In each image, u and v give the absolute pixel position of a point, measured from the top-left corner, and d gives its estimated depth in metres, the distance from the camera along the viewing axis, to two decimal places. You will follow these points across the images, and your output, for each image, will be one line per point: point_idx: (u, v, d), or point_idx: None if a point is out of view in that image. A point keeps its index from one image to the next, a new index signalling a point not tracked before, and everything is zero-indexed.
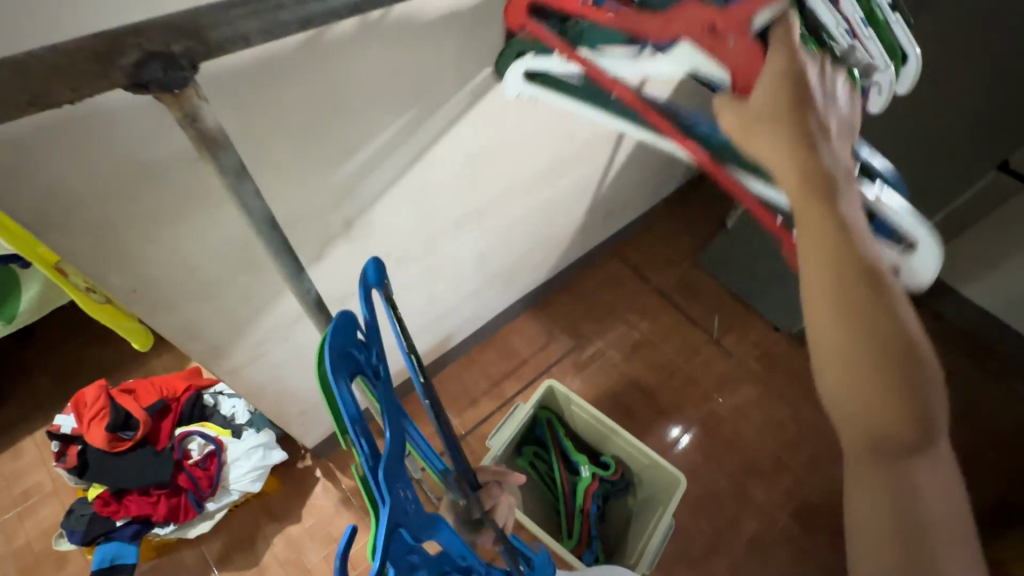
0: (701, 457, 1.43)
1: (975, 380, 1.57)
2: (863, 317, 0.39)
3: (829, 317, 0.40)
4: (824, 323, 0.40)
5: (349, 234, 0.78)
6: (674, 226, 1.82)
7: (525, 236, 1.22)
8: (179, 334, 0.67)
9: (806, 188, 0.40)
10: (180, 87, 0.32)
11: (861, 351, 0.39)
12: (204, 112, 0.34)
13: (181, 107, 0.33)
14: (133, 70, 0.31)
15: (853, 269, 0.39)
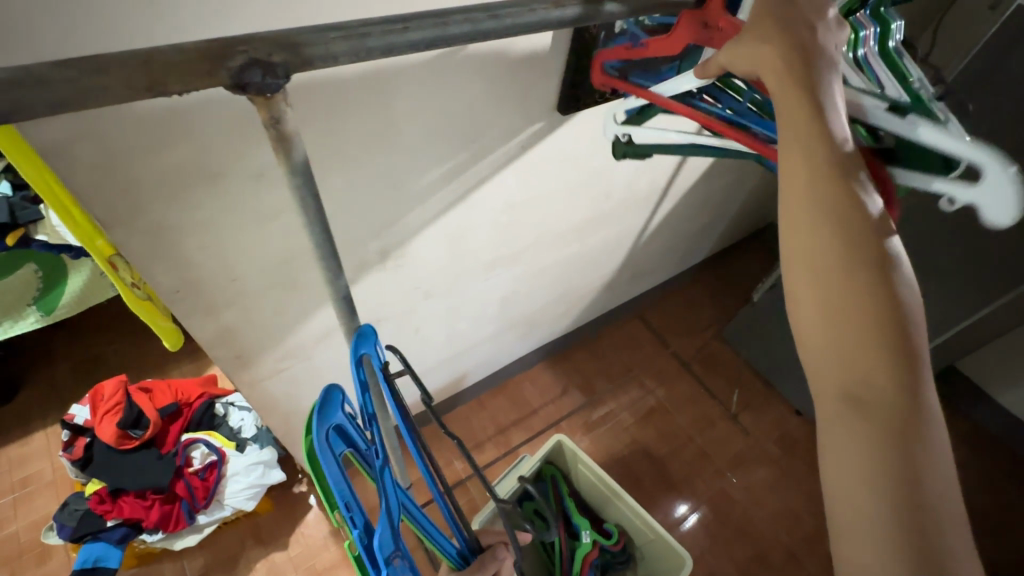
0: (707, 538, 1.36)
1: (1008, 494, 1.48)
2: (850, 248, 0.37)
3: (812, 242, 0.37)
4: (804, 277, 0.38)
5: (385, 263, 0.80)
6: (699, 295, 1.81)
7: (551, 288, 1.23)
8: (209, 339, 0.69)
9: (798, 96, 0.38)
10: (272, 93, 0.28)
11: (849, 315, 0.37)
12: (288, 118, 0.30)
13: (268, 107, 0.29)
14: (236, 71, 0.27)
15: (840, 194, 0.37)
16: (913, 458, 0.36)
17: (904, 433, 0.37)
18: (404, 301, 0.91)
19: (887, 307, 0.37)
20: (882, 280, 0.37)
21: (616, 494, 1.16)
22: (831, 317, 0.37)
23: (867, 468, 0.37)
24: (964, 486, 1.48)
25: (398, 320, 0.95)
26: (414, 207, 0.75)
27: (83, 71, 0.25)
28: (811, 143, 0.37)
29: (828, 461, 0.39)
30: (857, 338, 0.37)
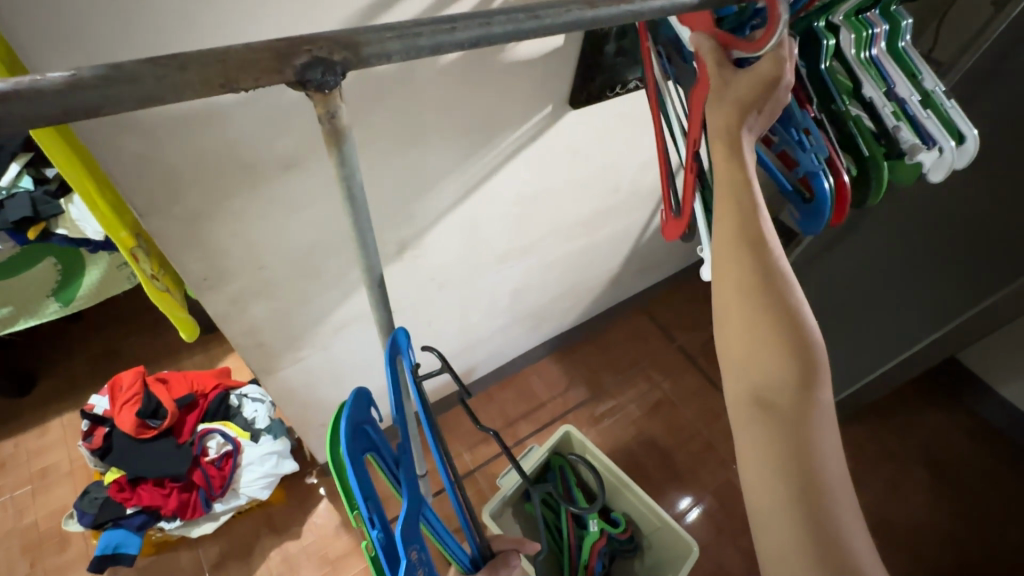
0: (714, 528, 1.38)
1: (1011, 485, 1.49)
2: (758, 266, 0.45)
3: (740, 273, 0.46)
4: (733, 305, 0.46)
5: (401, 256, 0.82)
6: (703, 289, 1.83)
7: (560, 280, 1.25)
8: (234, 329, 0.71)
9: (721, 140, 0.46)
10: (330, 90, 0.31)
11: (759, 336, 0.45)
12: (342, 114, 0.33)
13: (326, 105, 0.32)
14: (299, 71, 0.30)
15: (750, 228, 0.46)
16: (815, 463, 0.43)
17: (806, 440, 0.44)
18: (418, 293, 0.93)
19: (795, 335, 0.44)
20: (789, 312, 0.45)
21: (623, 483, 1.18)
22: (749, 341, 0.46)
23: (777, 468, 0.44)
24: (966, 478, 1.50)
25: (412, 312, 0.97)
26: (431, 199, 0.76)
27: (166, 68, 0.27)
28: (735, 197, 0.46)
29: (749, 461, 0.45)
30: (769, 355, 0.44)
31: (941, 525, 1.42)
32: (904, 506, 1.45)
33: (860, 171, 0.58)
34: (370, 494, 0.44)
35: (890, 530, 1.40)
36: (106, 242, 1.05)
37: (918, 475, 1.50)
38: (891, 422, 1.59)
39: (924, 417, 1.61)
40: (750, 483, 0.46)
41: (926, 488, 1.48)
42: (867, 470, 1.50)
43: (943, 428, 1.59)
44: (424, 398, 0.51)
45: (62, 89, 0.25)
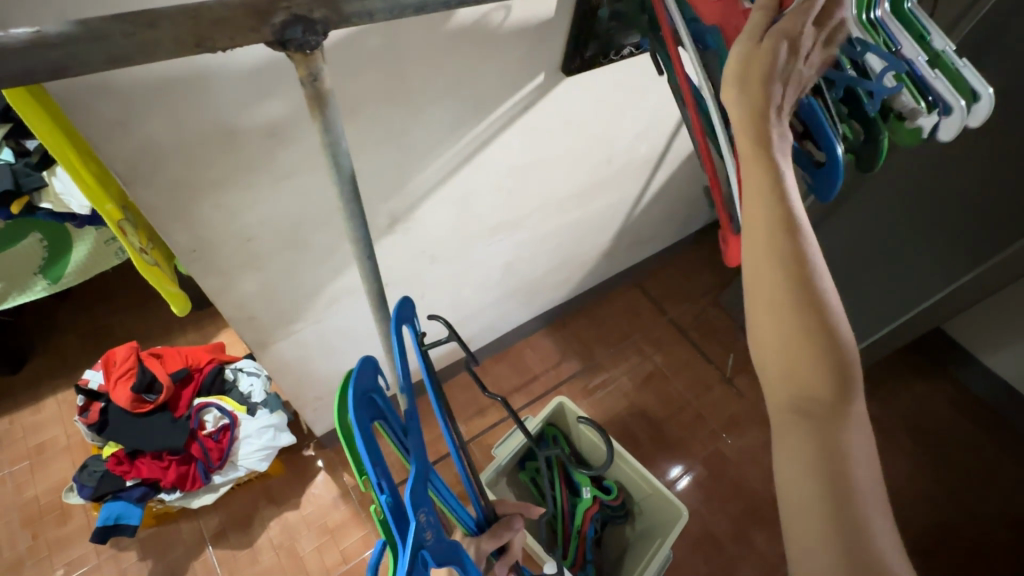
0: (703, 494, 1.42)
1: (988, 451, 1.54)
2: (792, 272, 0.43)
3: (775, 282, 0.43)
4: (766, 316, 0.44)
5: (392, 230, 0.82)
6: (696, 262, 1.84)
7: (553, 254, 1.25)
8: (225, 303, 0.71)
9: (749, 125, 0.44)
10: (311, 49, 0.34)
11: (796, 346, 0.43)
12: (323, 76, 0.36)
13: (308, 67, 0.35)
14: (279, 28, 0.33)
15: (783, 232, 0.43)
16: (848, 469, 0.44)
17: (839, 448, 0.44)
18: (411, 267, 0.93)
19: (832, 349, 0.43)
20: (825, 326, 0.43)
21: (615, 452, 1.21)
22: (787, 357, 0.44)
23: (815, 479, 0.44)
24: (945, 444, 1.55)
25: (405, 286, 0.97)
26: (421, 171, 0.76)
27: (138, 26, 0.30)
28: (770, 214, 0.43)
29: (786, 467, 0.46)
30: (806, 371, 0.43)
31: (920, 490, 1.47)
32: (886, 472, 1.50)
33: (869, 135, 0.57)
34: (378, 460, 0.44)
35: None
36: (92, 217, 1.03)
37: (900, 443, 1.55)
38: (876, 391, 1.63)
39: (908, 387, 1.65)
40: (786, 485, 0.46)
41: (908, 454, 1.53)
42: None
43: (926, 397, 1.63)
44: (430, 363, 0.52)
45: (29, 44, 0.28)
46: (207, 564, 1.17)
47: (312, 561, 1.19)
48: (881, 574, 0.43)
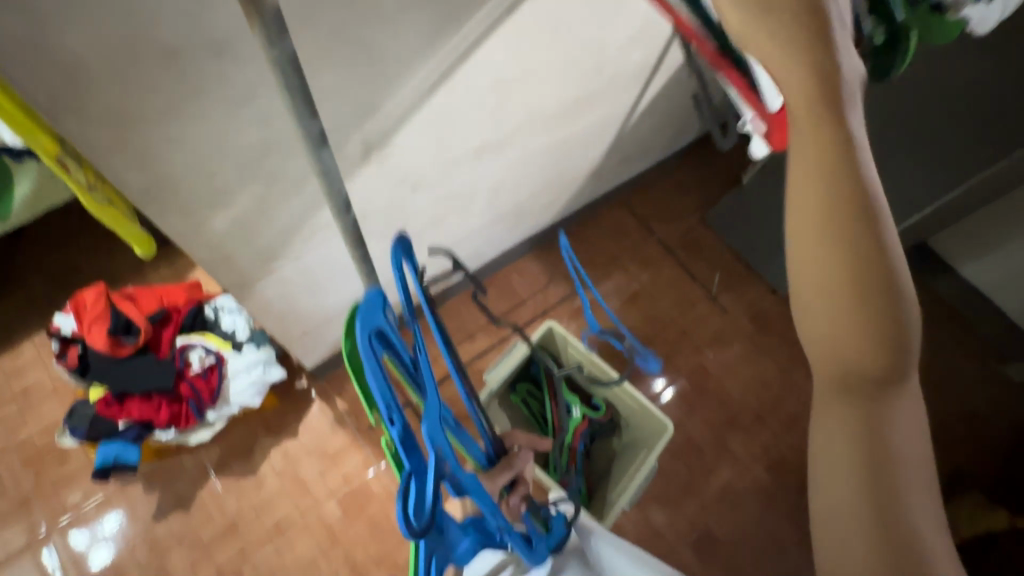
0: (686, 406, 1.49)
1: (955, 354, 1.62)
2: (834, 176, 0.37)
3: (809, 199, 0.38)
4: (808, 232, 0.38)
5: (368, 159, 0.75)
6: (685, 179, 1.78)
7: (539, 176, 1.19)
8: (193, 245, 0.67)
9: None
10: None
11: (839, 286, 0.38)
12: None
13: None
14: None
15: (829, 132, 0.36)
16: (889, 442, 0.40)
17: (883, 431, 0.40)
18: (391, 197, 0.87)
19: (880, 299, 0.38)
20: (886, 285, 0.38)
21: (602, 373, 1.24)
22: (832, 322, 0.38)
23: (849, 445, 0.41)
24: (915, 350, 1.62)
25: (385, 216, 0.91)
26: (396, 89, 0.67)
27: None
28: (825, 150, 0.36)
29: (821, 440, 0.43)
30: (852, 332, 0.38)
31: None
32: None
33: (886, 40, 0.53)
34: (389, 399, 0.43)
35: None
36: (29, 150, 0.93)
37: None
38: None
39: None
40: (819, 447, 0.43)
41: None
42: None
43: None
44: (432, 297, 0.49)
45: None
46: (213, 492, 1.22)
47: (315, 484, 1.24)
48: (914, 549, 0.40)
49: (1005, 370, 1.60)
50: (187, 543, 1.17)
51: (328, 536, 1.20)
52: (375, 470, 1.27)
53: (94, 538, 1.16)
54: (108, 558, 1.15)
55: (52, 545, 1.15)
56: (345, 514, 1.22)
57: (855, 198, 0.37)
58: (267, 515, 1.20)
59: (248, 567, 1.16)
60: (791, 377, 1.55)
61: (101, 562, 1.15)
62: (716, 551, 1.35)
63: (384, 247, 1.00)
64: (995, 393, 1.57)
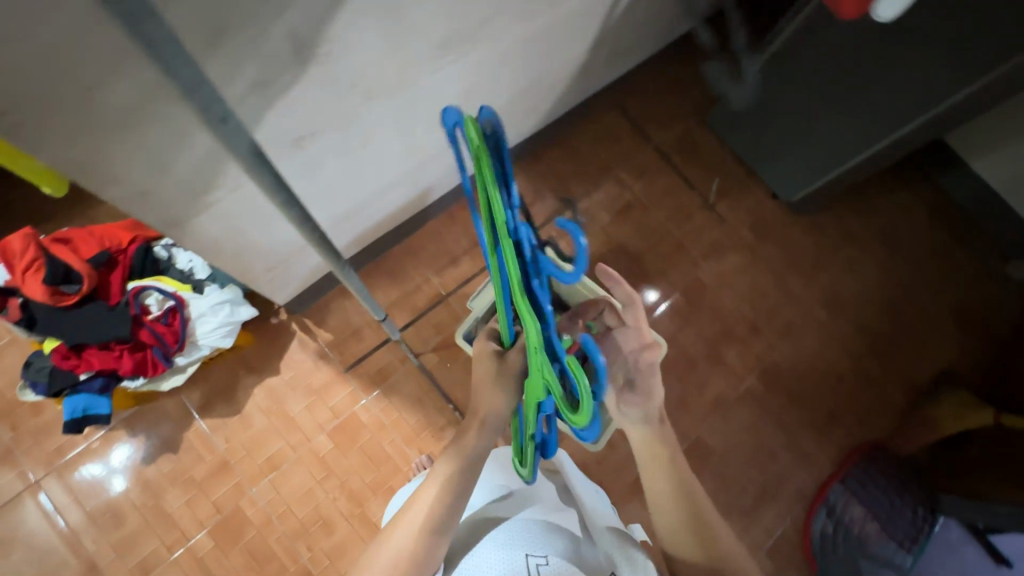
0: (679, 322, 1.45)
1: (955, 255, 1.57)
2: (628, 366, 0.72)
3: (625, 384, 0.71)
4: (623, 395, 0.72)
5: (303, 61, 0.61)
6: (683, 74, 1.60)
7: (518, 76, 1.03)
8: (91, 175, 0.55)
9: None
10: None
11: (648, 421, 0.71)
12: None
13: None
14: None
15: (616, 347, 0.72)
16: (735, 569, 0.65)
17: (685, 491, 0.69)
18: (341, 107, 0.73)
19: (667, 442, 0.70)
20: (681, 465, 0.71)
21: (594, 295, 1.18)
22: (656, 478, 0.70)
23: (699, 555, 0.65)
24: (916, 253, 1.57)
25: (339, 132, 0.78)
26: None
27: None
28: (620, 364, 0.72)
29: (654, 494, 0.70)
30: (671, 497, 0.68)
31: (884, 297, 1.53)
32: (856, 284, 1.53)
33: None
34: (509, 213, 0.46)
35: (838, 305, 1.51)
36: None
37: (873, 255, 1.56)
38: (858, 205, 1.59)
39: (892, 198, 1.60)
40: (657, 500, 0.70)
41: (878, 265, 1.55)
42: (827, 253, 1.55)
43: (907, 207, 1.60)
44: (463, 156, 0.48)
45: None
46: (200, 432, 1.19)
47: (303, 419, 1.22)
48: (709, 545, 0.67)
49: (1005, 270, 1.56)
50: (181, 483, 1.17)
51: (322, 468, 1.20)
52: (363, 402, 1.24)
53: (109, 466, 1.17)
54: (133, 485, 1.16)
55: (46, 491, 1.15)
56: (337, 446, 1.21)
57: (649, 417, 0.71)
58: (258, 452, 1.19)
59: (245, 501, 1.17)
60: (786, 287, 1.50)
61: (122, 488, 1.16)
62: (706, 458, 1.38)
63: (343, 169, 0.87)
64: (992, 293, 1.55)
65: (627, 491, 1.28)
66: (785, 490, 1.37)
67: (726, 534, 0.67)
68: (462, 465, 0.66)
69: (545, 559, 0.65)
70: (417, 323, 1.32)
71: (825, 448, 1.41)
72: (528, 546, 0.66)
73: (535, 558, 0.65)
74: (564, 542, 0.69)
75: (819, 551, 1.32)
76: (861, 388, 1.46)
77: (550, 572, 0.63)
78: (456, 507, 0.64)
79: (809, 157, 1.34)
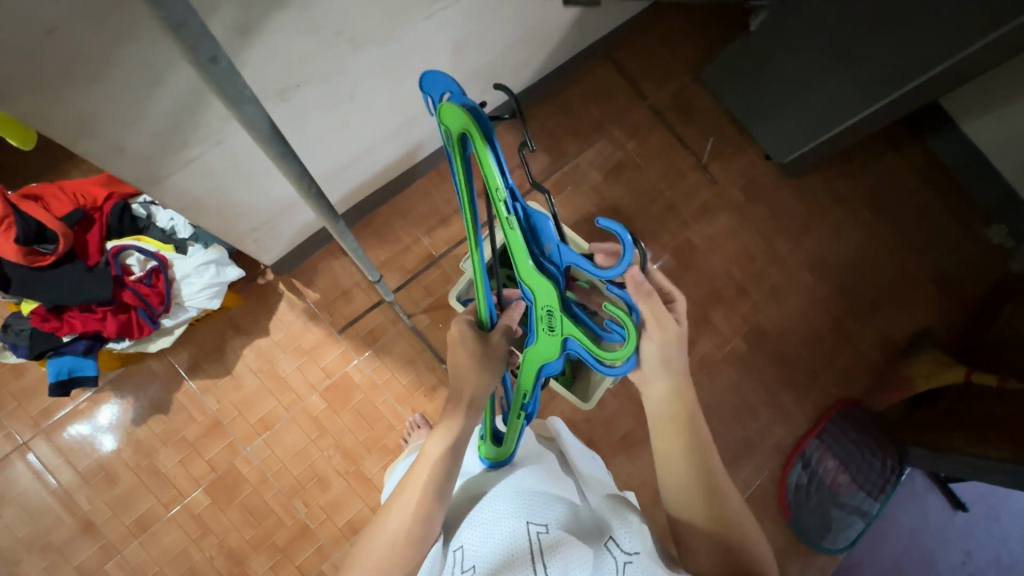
0: (669, 283, 1.46)
1: (939, 218, 1.60)
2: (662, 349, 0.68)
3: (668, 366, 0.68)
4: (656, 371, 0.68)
5: (285, 4, 0.56)
6: (680, 27, 1.54)
7: (512, 26, 0.98)
8: (59, 126, 0.51)
9: None
10: None
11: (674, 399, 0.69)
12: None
13: None
14: None
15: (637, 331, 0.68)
16: (735, 526, 0.66)
17: (706, 468, 0.68)
18: (326, 56, 0.69)
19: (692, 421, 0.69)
20: (696, 425, 0.70)
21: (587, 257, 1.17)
22: (667, 437, 0.70)
23: (702, 510, 0.67)
24: (902, 216, 1.59)
25: (324, 84, 0.74)
26: None
27: None
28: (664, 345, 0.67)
29: (671, 468, 0.70)
30: (684, 458, 0.68)
31: (868, 260, 1.56)
32: (842, 247, 1.55)
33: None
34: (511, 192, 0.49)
35: (824, 267, 1.54)
36: None
37: (861, 217, 1.57)
38: (849, 168, 1.59)
39: (882, 161, 1.60)
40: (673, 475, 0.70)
41: (865, 228, 1.57)
42: (816, 216, 1.55)
43: (896, 169, 1.61)
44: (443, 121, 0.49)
45: None
46: (190, 393, 1.19)
47: (295, 380, 1.22)
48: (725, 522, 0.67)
49: (986, 233, 1.59)
50: (173, 443, 1.17)
51: (315, 427, 1.21)
52: (355, 362, 1.24)
53: (93, 426, 1.16)
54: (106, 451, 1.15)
55: (35, 452, 1.14)
56: (330, 406, 1.22)
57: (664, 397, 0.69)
58: (250, 412, 1.20)
59: (240, 460, 1.18)
60: (775, 249, 1.52)
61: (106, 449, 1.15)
62: None
63: (329, 123, 0.83)
64: (971, 257, 1.58)
65: (615, 446, 1.32)
66: (764, 444, 1.43)
67: (730, 494, 0.68)
68: (451, 448, 0.66)
69: (546, 527, 0.66)
70: (408, 284, 1.31)
71: (803, 405, 1.46)
72: (529, 514, 0.67)
73: (536, 526, 0.66)
74: (565, 508, 0.70)
75: (793, 500, 1.40)
76: (841, 348, 1.51)
77: (551, 538, 0.65)
78: (445, 489, 0.65)
79: (805, 118, 1.33)
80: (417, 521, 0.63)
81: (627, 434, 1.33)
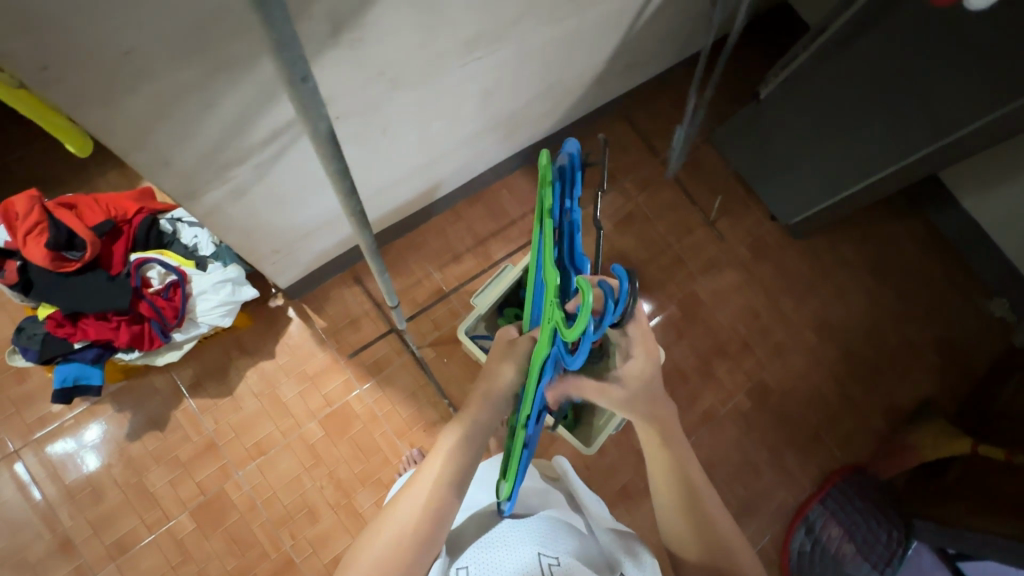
0: (674, 334, 1.47)
1: (942, 288, 1.62)
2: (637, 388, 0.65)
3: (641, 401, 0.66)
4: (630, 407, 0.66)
5: (338, 42, 0.61)
6: (693, 93, 1.63)
7: (537, 79, 1.05)
8: (118, 138, 0.54)
9: None
10: None
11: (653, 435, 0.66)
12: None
13: None
14: None
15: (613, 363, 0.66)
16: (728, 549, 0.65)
17: (692, 492, 0.67)
18: (366, 93, 0.73)
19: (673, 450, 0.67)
20: (682, 454, 0.68)
21: None
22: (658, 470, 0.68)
23: (693, 541, 0.66)
24: (905, 283, 1.62)
25: (361, 118, 0.78)
26: None
27: None
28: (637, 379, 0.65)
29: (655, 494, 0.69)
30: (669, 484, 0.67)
31: (872, 324, 1.57)
32: (846, 310, 1.57)
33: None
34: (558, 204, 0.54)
35: (827, 329, 1.55)
36: None
37: (864, 282, 1.60)
38: (852, 234, 1.63)
39: (885, 229, 1.65)
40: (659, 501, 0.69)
41: (868, 292, 1.60)
42: (820, 277, 1.58)
43: (899, 238, 1.65)
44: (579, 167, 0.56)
45: None
46: (188, 411, 1.17)
47: (295, 405, 1.21)
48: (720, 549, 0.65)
49: (988, 306, 1.62)
50: (165, 461, 1.15)
51: (311, 455, 1.19)
52: (357, 391, 1.24)
53: (79, 442, 1.14)
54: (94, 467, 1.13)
55: (23, 461, 1.12)
56: (328, 434, 1.20)
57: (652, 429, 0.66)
58: (247, 435, 1.18)
59: (230, 484, 1.15)
60: (779, 308, 1.54)
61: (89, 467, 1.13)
62: None
63: (360, 154, 0.87)
64: (975, 327, 1.60)
65: (614, 497, 1.29)
66: (767, 506, 1.40)
67: (722, 521, 0.67)
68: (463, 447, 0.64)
69: (557, 559, 0.64)
70: (416, 316, 1.32)
71: (807, 468, 1.44)
72: (539, 543, 0.65)
73: (547, 556, 0.64)
74: (573, 541, 0.68)
75: (795, 568, 1.35)
76: (845, 411, 1.50)
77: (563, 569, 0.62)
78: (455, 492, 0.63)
79: (811, 183, 1.38)
80: (421, 519, 0.60)
81: (626, 485, 1.30)
